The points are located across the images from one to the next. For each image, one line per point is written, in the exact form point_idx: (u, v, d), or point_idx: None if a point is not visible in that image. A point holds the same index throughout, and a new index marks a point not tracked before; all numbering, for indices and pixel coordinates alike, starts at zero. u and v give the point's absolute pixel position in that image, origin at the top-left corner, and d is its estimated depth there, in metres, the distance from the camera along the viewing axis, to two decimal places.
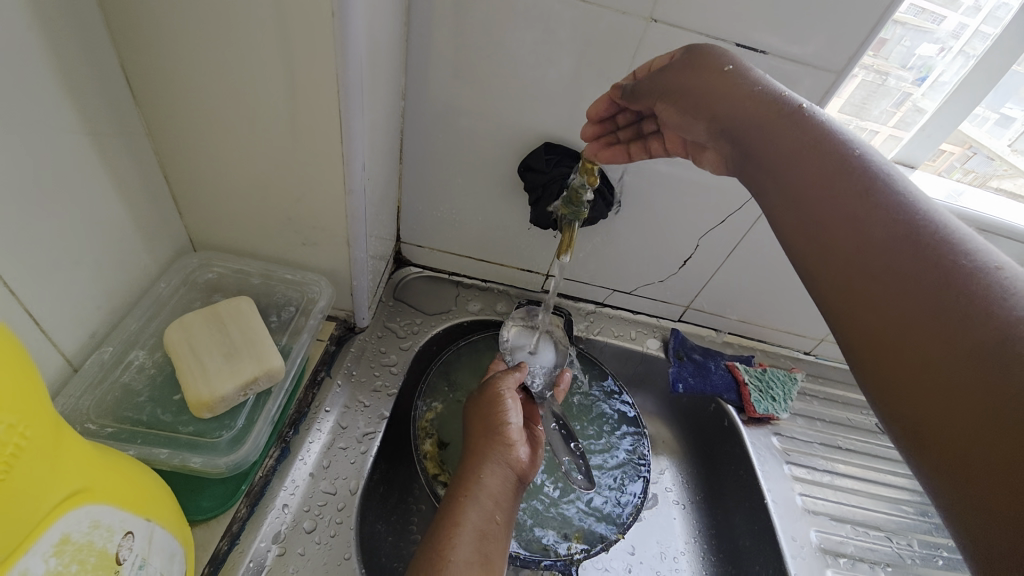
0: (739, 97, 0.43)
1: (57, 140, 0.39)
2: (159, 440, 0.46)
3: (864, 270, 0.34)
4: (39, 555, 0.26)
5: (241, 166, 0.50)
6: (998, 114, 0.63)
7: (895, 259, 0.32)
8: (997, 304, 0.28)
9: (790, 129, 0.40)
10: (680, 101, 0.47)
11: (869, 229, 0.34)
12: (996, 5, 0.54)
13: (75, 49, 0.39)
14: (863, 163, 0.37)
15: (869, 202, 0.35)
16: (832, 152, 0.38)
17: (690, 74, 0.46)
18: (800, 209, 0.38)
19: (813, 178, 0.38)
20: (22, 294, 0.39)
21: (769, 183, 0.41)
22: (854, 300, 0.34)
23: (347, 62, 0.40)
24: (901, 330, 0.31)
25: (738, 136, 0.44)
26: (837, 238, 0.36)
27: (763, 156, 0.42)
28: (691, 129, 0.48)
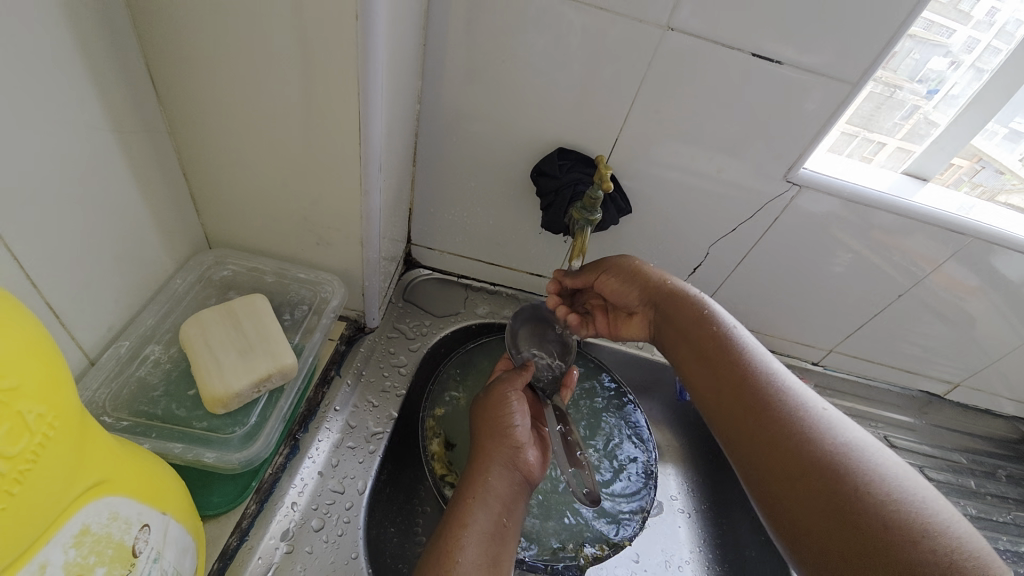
0: (659, 284, 0.59)
1: (83, 135, 0.40)
2: (174, 434, 0.46)
3: (744, 431, 0.48)
4: (60, 546, 0.27)
5: (259, 167, 0.50)
6: (1007, 129, 0.62)
7: (756, 415, 0.48)
8: (822, 444, 0.44)
9: (695, 312, 0.56)
10: (623, 277, 0.60)
11: (746, 395, 0.49)
12: (1007, 21, 0.55)
13: (103, 47, 0.40)
14: (734, 345, 0.53)
15: (744, 376, 0.50)
16: (717, 332, 0.54)
17: (616, 262, 0.61)
18: (703, 381, 0.53)
19: (710, 356, 0.53)
20: (44, 287, 0.40)
21: (688, 352, 0.55)
22: (744, 452, 0.48)
23: (368, 65, 0.41)
24: (772, 469, 0.45)
25: (664, 308, 0.58)
26: (726, 404, 0.50)
27: (683, 327, 0.56)
28: (625, 295, 0.61)
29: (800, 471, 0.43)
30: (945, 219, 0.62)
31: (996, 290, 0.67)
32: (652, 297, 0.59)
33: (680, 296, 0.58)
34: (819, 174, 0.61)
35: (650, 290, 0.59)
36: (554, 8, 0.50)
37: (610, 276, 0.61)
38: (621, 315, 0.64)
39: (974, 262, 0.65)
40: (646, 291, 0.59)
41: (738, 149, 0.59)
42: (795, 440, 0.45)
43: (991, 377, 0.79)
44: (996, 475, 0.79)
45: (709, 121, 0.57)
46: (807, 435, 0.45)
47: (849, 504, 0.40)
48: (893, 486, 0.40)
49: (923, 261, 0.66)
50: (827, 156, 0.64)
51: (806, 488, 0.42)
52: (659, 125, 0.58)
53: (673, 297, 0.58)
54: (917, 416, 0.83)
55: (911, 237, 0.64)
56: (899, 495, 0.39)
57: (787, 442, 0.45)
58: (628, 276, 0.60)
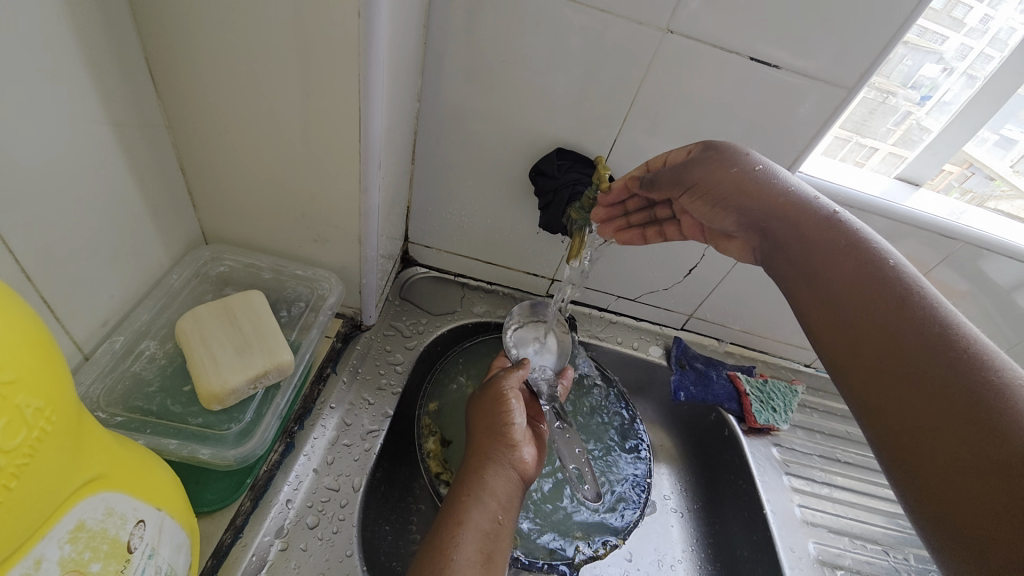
0: (766, 202, 0.49)
1: (80, 128, 0.40)
2: (168, 430, 0.46)
3: (881, 376, 0.38)
4: (55, 541, 0.26)
5: (259, 162, 0.50)
6: (998, 136, 0.64)
7: (901, 340, 0.38)
8: (999, 399, 0.33)
9: (825, 237, 0.46)
10: (707, 193, 0.51)
11: (897, 323, 0.39)
12: (1000, 29, 0.55)
13: (101, 37, 0.39)
14: (880, 264, 0.43)
15: (903, 310, 0.39)
16: (867, 261, 0.43)
17: (712, 168, 0.50)
18: (836, 315, 0.43)
19: (844, 286, 0.43)
20: (37, 280, 0.39)
21: (809, 284, 0.46)
22: (878, 397, 0.38)
23: (369, 64, 0.41)
24: (913, 421, 0.36)
25: (773, 232, 0.49)
26: (865, 341, 0.40)
27: (803, 256, 0.47)
28: (716, 216, 0.53)
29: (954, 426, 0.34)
30: (936, 224, 0.63)
31: (985, 295, 0.68)
32: (755, 219, 0.51)
33: (797, 218, 0.48)
34: (814, 178, 0.61)
35: (752, 209, 0.50)
36: (555, 8, 0.50)
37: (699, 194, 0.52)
38: (716, 234, 0.56)
39: (963, 267, 0.66)
40: (749, 212, 0.50)
41: None
42: (955, 388, 0.35)
43: None
44: None
45: (707, 124, 0.57)
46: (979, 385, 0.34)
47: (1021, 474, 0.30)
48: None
49: (914, 265, 0.67)
50: (820, 159, 0.65)
51: (958, 448, 0.33)
52: (657, 127, 0.58)
53: (788, 218, 0.48)
54: None
55: (903, 240, 0.65)
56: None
57: (948, 391, 0.35)
58: (716, 195, 0.51)
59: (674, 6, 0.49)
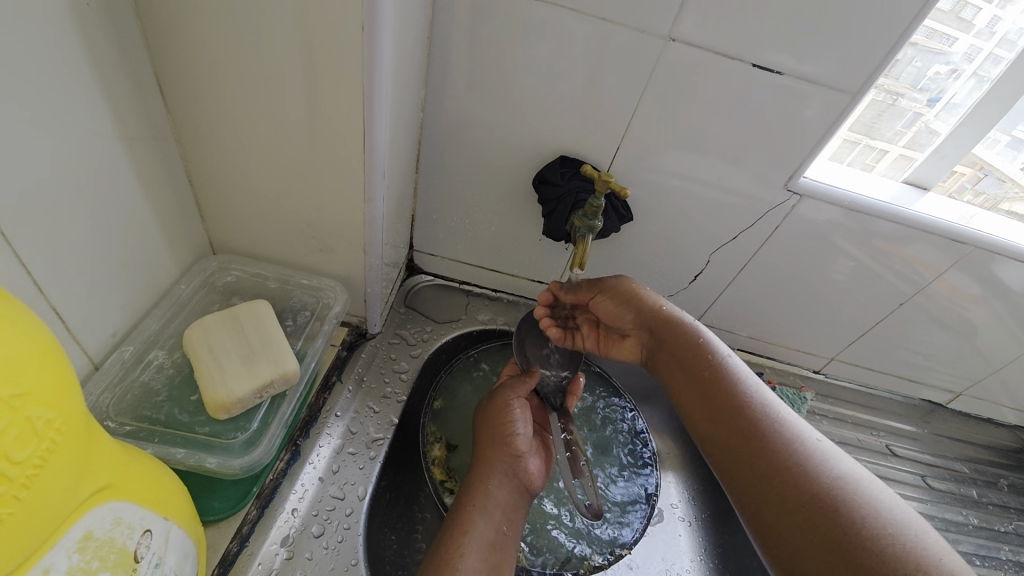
0: (649, 310, 0.60)
1: (92, 143, 0.41)
2: (176, 439, 0.46)
3: (748, 475, 0.47)
4: (63, 551, 0.27)
5: (264, 174, 0.51)
6: (1010, 136, 0.63)
7: (746, 433, 0.49)
8: (826, 482, 0.43)
9: (694, 348, 0.56)
10: (618, 296, 0.62)
11: (743, 418, 0.50)
12: (1008, 30, 0.55)
13: (111, 55, 0.41)
14: (725, 367, 0.54)
15: (744, 408, 0.50)
16: (717, 365, 0.54)
17: (617, 286, 0.62)
18: (710, 424, 0.52)
19: (711, 395, 0.53)
20: (50, 293, 0.40)
21: (684, 388, 0.55)
22: (750, 490, 0.47)
23: (373, 77, 0.42)
24: (770, 504, 0.45)
25: (660, 335, 0.59)
26: (726, 442, 0.50)
27: (683, 367, 0.56)
28: (619, 318, 0.62)
29: (799, 506, 0.43)
30: (945, 228, 0.62)
31: (999, 299, 0.68)
32: (645, 325, 0.60)
33: (677, 328, 0.58)
34: (819, 183, 0.61)
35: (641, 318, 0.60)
36: (555, 17, 0.51)
37: (608, 298, 0.63)
38: (613, 337, 0.65)
39: (975, 271, 0.65)
40: (638, 319, 0.61)
41: (738, 159, 0.59)
42: (795, 478, 0.44)
43: (993, 386, 0.79)
44: (997, 484, 0.79)
45: (710, 130, 0.57)
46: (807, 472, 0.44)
47: (849, 539, 0.39)
48: (893, 518, 0.40)
49: (926, 269, 0.66)
50: (826, 164, 0.64)
51: (811, 529, 0.41)
52: (660, 135, 0.58)
53: (672, 330, 0.58)
54: (918, 425, 0.82)
55: (912, 244, 0.64)
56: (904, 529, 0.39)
57: (791, 483, 0.44)
58: (624, 298, 0.61)
59: (675, 13, 0.49)
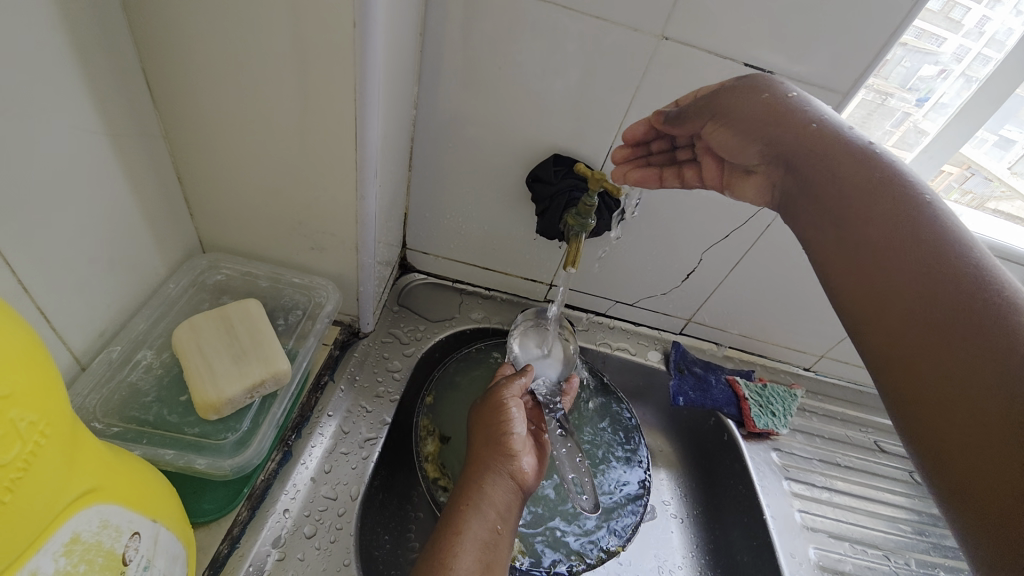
0: (795, 129, 0.47)
1: (79, 139, 0.40)
2: (165, 440, 0.46)
3: (906, 315, 0.38)
4: (50, 554, 0.26)
5: (254, 170, 0.50)
6: (997, 136, 0.64)
7: (924, 274, 0.38)
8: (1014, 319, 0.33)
9: (863, 171, 0.43)
10: (735, 121, 0.49)
11: (929, 259, 0.38)
12: (997, 30, 0.55)
13: (97, 50, 0.40)
14: (902, 194, 0.41)
15: (932, 248, 0.38)
16: (898, 195, 0.41)
17: (745, 98, 0.48)
18: (862, 248, 0.42)
19: (873, 220, 0.41)
20: (34, 292, 0.40)
21: (830, 225, 0.44)
22: (905, 342, 0.37)
23: (365, 73, 0.41)
24: (931, 360, 0.35)
25: (797, 163, 0.47)
26: (882, 286, 0.40)
27: (829, 196, 0.44)
28: (739, 150, 0.51)
29: (977, 367, 0.33)
30: None
31: None
32: (778, 152, 0.48)
33: (835, 151, 0.45)
34: None
35: (779, 143, 0.48)
36: (548, 15, 0.51)
37: (720, 125, 0.50)
38: (733, 174, 0.53)
39: None
40: (772, 144, 0.48)
41: None
42: (985, 332, 0.34)
43: None
44: None
45: None
46: (1000, 306, 0.34)
47: None
48: None
49: None
50: None
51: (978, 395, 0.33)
52: None
53: (823, 152, 0.45)
54: None
55: None
56: None
57: (971, 334, 0.34)
58: (747, 118, 0.48)
59: (669, 12, 0.49)
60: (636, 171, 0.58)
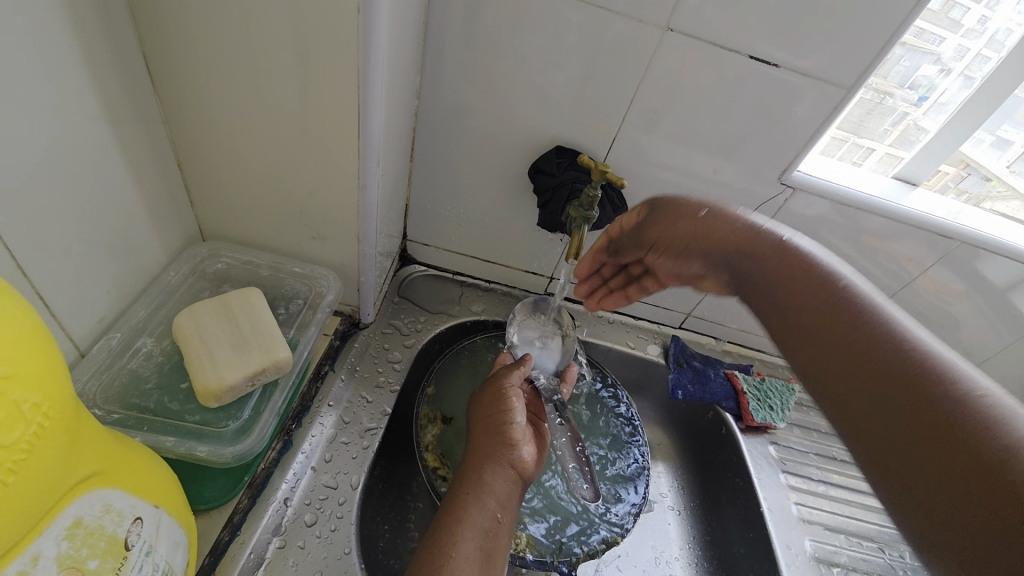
0: (726, 232, 0.53)
1: (79, 124, 0.40)
2: (165, 427, 0.46)
3: (847, 387, 0.40)
4: (52, 538, 0.26)
5: (255, 159, 0.50)
6: (994, 136, 0.64)
7: (854, 348, 0.40)
8: (956, 390, 0.34)
9: (790, 262, 0.48)
10: (669, 245, 0.57)
11: (855, 334, 0.41)
12: (998, 29, 0.55)
13: (98, 33, 0.39)
14: (827, 276, 0.45)
15: (857, 324, 0.41)
16: (822, 281, 0.45)
17: (664, 224, 0.56)
18: (816, 355, 0.43)
19: (805, 305, 0.45)
20: (34, 277, 0.39)
21: (777, 313, 0.48)
22: (853, 415, 0.39)
23: (368, 60, 0.41)
24: (882, 429, 0.37)
25: (739, 259, 0.52)
26: (826, 359, 0.42)
27: (764, 289, 0.50)
28: (686, 262, 0.58)
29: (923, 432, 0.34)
30: (933, 223, 0.63)
31: (982, 295, 0.69)
32: (719, 257, 0.54)
33: (767, 253, 0.50)
34: (813, 177, 0.61)
35: (717, 245, 0.53)
36: (552, 6, 0.50)
37: (659, 251, 0.59)
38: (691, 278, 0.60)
39: (959, 266, 0.67)
40: (711, 250, 0.54)
41: (732, 153, 0.59)
42: (916, 399, 0.35)
43: None
44: None
45: (704, 124, 0.57)
46: (937, 380, 0.35)
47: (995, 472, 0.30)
48: None
49: (911, 265, 0.68)
50: (818, 159, 0.64)
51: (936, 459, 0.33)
52: (655, 128, 0.58)
53: (753, 248, 0.51)
54: None
55: (899, 241, 0.65)
56: None
57: (909, 402, 0.36)
58: (679, 231, 0.55)
59: (674, 3, 0.49)
60: (594, 300, 0.69)
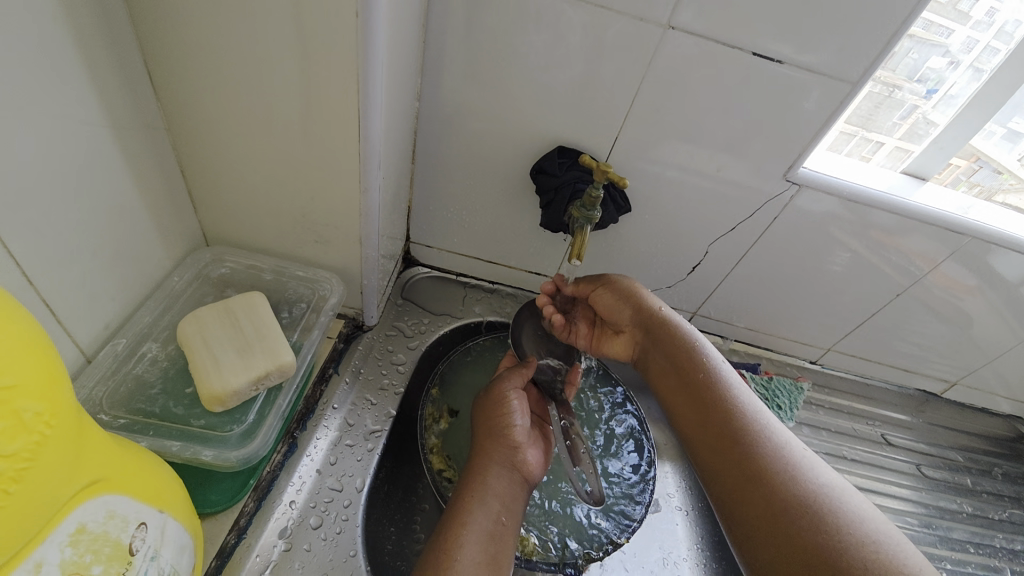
0: (650, 306, 0.61)
1: (81, 132, 0.40)
2: (170, 432, 0.46)
3: (718, 458, 0.50)
4: (56, 544, 0.27)
5: (257, 164, 0.50)
6: (1006, 128, 0.62)
7: (725, 429, 0.51)
8: (801, 488, 0.45)
9: (686, 342, 0.58)
10: (614, 297, 0.62)
11: (727, 417, 0.51)
12: (1006, 21, 0.54)
13: (99, 41, 0.39)
14: (707, 361, 0.56)
15: (730, 408, 0.52)
16: (704, 364, 0.56)
17: (618, 282, 0.63)
18: (703, 445, 0.52)
19: (695, 382, 0.55)
20: (39, 284, 0.40)
21: (670, 385, 0.58)
22: (723, 481, 0.49)
23: (366, 63, 0.41)
24: (741, 495, 0.47)
25: (655, 333, 0.60)
26: (703, 434, 0.52)
27: (667, 361, 0.59)
28: (618, 314, 0.63)
29: (772, 501, 0.45)
30: (942, 218, 0.62)
31: (994, 289, 0.68)
32: (641, 324, 0.61)
33: (673, 332, 0.59)
34: (818, 174, 0.60)
35: (643, 316, 0.61)
36: (551, 5, 0.50)
37: (611, 294, 0.63)
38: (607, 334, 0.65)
39: (971, 261, 0.65)
40: (638, 318, 0.61)
41: (737, 150, 0.59)
42: (768, 473, 0.47)
43: (987, 375, 0.79)
44: (992, 473, 0.80)
45: (707, 121, 0.57)
46: (791, 480, 0.46)
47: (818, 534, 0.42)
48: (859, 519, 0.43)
49: (921, 260, 0.66)
50: (825, 155, 0.63)
51: (779, 521, 0.44)
52: (658, 127, 0.58)
53: (666, 326, 0.60)
54: (913, 415, 0.83)
55: (908, 237, 0.64)
56: (874, 530, 0.42)
57: (765, 473, 0.47)
58: (624, 300, 0.62)
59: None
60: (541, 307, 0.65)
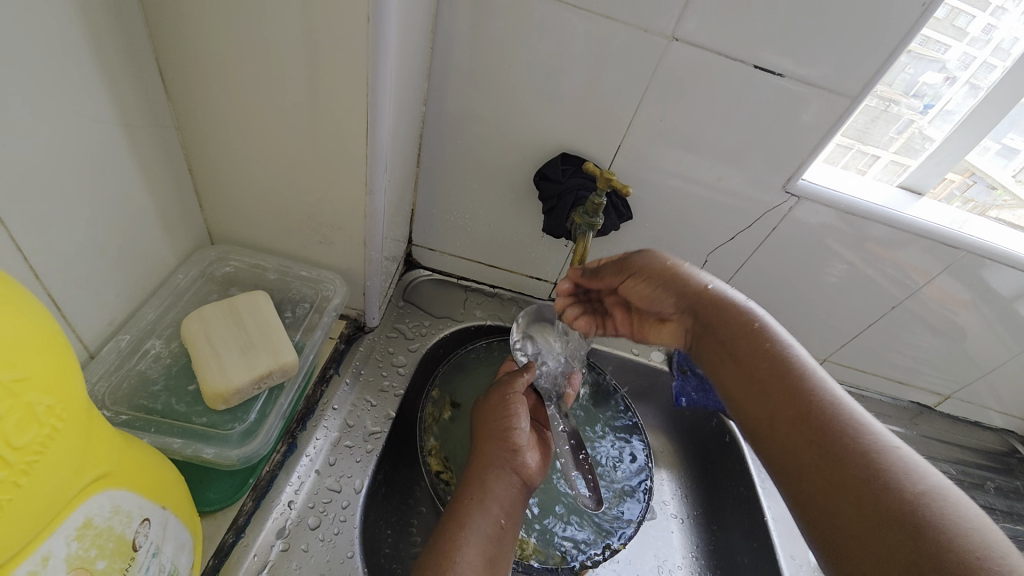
0: (695, 284, 0.56)
1: (92, 129, 0.40)
2: (172, 429, 0.46)
3: (788, 444, 0.44)
4: (62, 538, 0.27)
5: (264, 164, 0.50)
6: (1000, 145, 0.64)
7: (795, 411, 0.44)
8: (893, 477, 0.38)
9: (744, 320, 0.52)
10: (647, 278, 0.58)
11: (798, 398, 0.45)
12: (1003, 39, 0.55)
13: (113, 40, 0.40)
14: (773, 340, 0.50)
15: (800, 388, 0.45)
16: (769, 341, 0.50)
17: (650, 263, 0.58)
18: (771, 429, 0.46)
19: (758, 362, 0.49)
20: (45, 278, 0.40)
21: (728, 366, 0.52)
22: (794, 469, 0.43)
23: (376, 66, 0.41)
24: (816, 485, 0.41)
25: (705, 312, 0.55)
26: (771, 418, 0.46)
27: (722, 341, 0.53)
28: (657, 301, 0.59)
29: (854, 492, 0.38)
30: (938, 232, 0.63)
31: (988, 304, 0.69)
32: (688, 304, 0.56)
33: (728, 309, 0.53)
34: (817, 186, 0.61)
35: (689, 294, 0.56)
36: (558, 14, 0.51)
37: (640, 281, 0.58)
38: (649, 321, 0.62)
39: (965, 275, 0.66)
40: (683, 296, 0.56)
41: (737, 161, 0.60)
42: (850, 459, 0.40)
43: (980, 389, 0.80)
44: (984, 486, 0.80)
45: (708, 132, 0.58)
46: (877, 467, 0.38)
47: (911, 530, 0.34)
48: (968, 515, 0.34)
49: (916, 273, 0.67)
50: (823, 167, 0.64)
51: (862, 515, 0.37)
52: (660, 136, 0.59)
53: (720, 303, 0.54)
54: (907, 427, 0.83)
55: (904, 249, 0.65)
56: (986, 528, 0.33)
57: (844, 458, 0.40)
58: (660, 279, 0.57)
59: (680, 12, 0.49)
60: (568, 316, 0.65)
